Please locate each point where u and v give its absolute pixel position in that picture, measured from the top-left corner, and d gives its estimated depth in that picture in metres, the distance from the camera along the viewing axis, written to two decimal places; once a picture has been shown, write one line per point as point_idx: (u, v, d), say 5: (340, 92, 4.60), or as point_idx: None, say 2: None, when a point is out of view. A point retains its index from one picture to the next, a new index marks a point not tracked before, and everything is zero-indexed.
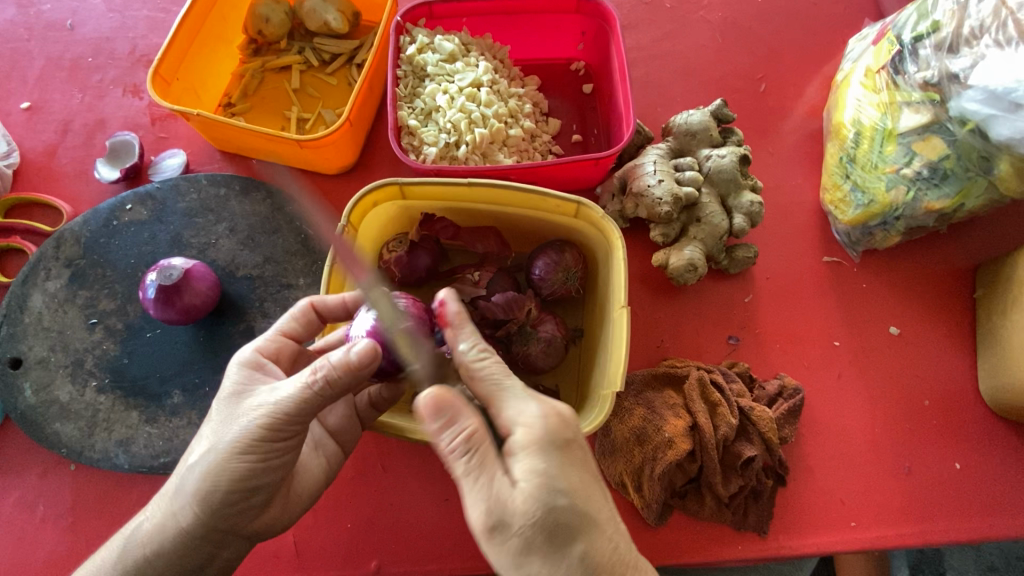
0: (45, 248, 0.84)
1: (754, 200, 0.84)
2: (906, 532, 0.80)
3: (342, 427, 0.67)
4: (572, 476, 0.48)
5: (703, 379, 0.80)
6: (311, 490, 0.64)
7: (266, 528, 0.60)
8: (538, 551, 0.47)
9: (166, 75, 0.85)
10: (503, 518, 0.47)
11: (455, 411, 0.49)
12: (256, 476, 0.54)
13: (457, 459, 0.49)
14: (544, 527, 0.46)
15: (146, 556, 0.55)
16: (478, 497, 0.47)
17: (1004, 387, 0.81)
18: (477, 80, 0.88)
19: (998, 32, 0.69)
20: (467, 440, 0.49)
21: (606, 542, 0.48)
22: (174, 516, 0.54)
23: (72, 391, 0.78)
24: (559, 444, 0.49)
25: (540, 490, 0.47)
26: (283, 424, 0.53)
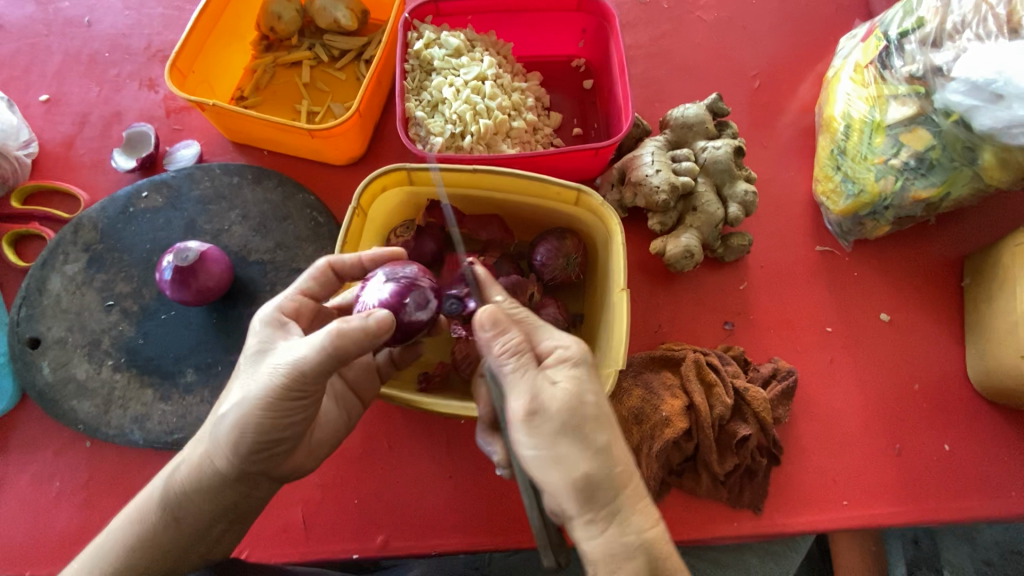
0: (63, 233, 0.87)
1: (748, 189, 0.87)
2: (897, 511, 0.82)
3: (361, 380, 0.71)
4: (600, 385, 0.55)
5: (699, 360, 0.83)
6: (332, 438, 0.69)
7: (292, 470, 0.65)
8: (570, 435, 0.51)
9: (182, 68, 0.89)
10: (541, 404, 0.52)
11: (507, 321, 0.56)
12: (280, 427, 0.57)
13: (505, 359, 0.55)
14: (576, 415, 0.52)
15: (186, 495, 0.58)
16: (523, 386, 0.53)
17: (992, 370, 0.84)
18: (482, 74, 0.92)
19: (978, 27, 0.73)
20: (518, 344, 0.55)
21: (623, 439, 0.54)
22: (210, 459, 0.58)
23: (89, 369, 0.81)
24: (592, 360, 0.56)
25: (575, 384, 0.53)
26: (303, 382, 0.55)
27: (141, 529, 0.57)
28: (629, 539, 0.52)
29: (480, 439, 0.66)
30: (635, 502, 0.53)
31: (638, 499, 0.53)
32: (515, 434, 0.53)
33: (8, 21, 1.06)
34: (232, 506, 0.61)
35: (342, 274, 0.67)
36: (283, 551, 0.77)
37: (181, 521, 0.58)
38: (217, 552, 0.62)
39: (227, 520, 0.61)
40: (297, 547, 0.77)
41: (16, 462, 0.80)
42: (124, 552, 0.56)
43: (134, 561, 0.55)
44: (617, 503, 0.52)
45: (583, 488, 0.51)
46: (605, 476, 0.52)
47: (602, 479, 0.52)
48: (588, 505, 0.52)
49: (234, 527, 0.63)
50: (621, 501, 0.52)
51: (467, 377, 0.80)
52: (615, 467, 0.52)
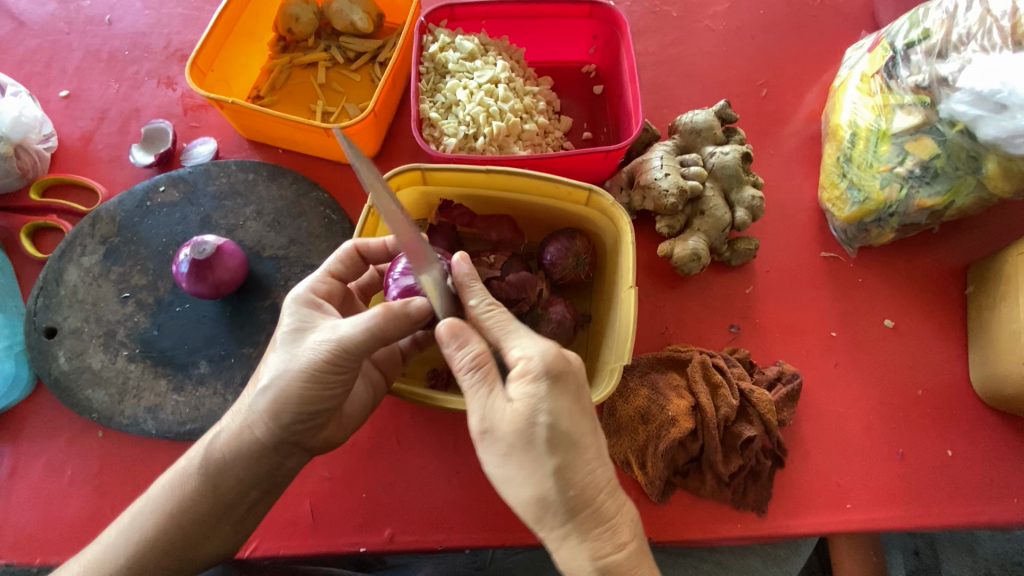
0: (82, 226, 0.88)
1: (755, 194, 0.88)
2: (899, 515, 0.83)
3: (385, 357, 0.73)
4: (558, 403, 0.52)
5: (705, 362, 0.84)
6: (361, 413, 0.71)
7: (322, 443, 0.68)
8: (517, 455, 0.52)
9: (202, 66, 0.90)
10: (491, 424, 0.53)
11: (466, 335, 0.56)
12: (320, 399, 0.61)
13: (464, 375, 0.56)
14: (522, 439, 0.51)
15: (226, 461, 0.61)
16: (475, 405, 0.54)
17: (995, 377, 0.85)
18: (495, 78, 0.94)
19: (983, 39, 0.75)
20: (474, 360, 0.55)
21: (579, 462, 0.52)
22: (251, 427, 0.61)
23: (104, 359, 0.82)
24: (552, 375, 0.52)
25: (525, 406, 0.51)
26: (344, 358, 0.59)
27: (180, 492, 0.60)
28: (579, 561, 0.53)
29: None
30: (586, 525, 0.53)
31: (594, 520, 0.53)
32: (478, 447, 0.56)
33: (31, 18, 1.09)
34: (266, 476, 0.64)
35: (369, 257, 0.69)
36: (290, 543, 0.78)
37: (219, 487, 0.61)
38: (249, 522, 0.66)
39: (260, 490, 0.65)
40: (304, 540, 0.78)
41: (30, 449, 0.81)
42: (163, 512, 0.60)
43: (173, 521, 0.60)
44: (567, 526, 0.53)
45: (533, 506, 0.53)
46: (553, 498, 0.52)
47: (551, 502, 0.52)
48: (541, 522, 0.54)
49: (267, 497, 0.66)
50: (572, 524, 0.53)
51: None
52: (568, 491, 0.52)
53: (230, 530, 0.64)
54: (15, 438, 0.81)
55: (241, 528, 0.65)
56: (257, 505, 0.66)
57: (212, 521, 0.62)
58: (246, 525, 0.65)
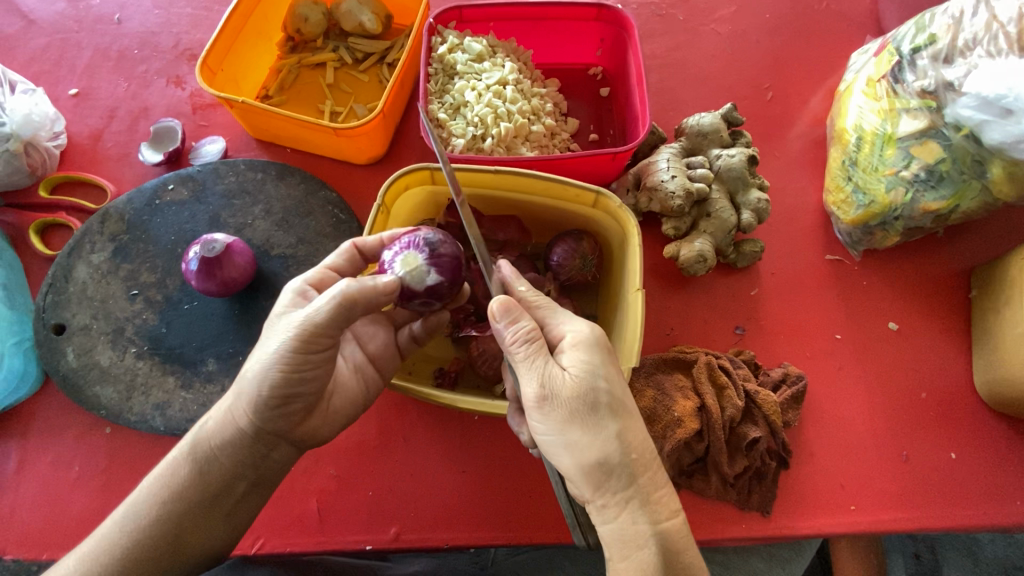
0: (91, 224, 0.89)
1: (761, 197, 0.89)
2: (903, 516, 0.83)
3: (381, 353, 0.73)
4: (611, 371, 0.58)
5: (710, 363, 0.84)
6: (349, 409, 0.70)
7: (308, 434, 0.66)
8: (581, 419, 0.55)
9: (212, 66, 0.91)
10: (553, 390, 0.56)
11: (518, 312, 0.59)
12: (295, 381, 0.60)
13: (516, 348, 0.58)
14: (586, 402, 0.55)
15: (212, 449, 0.62)
16: (535, 372, 0.56)
17: (998, 380, 0.85)
18: (503, 79, 0.94)
19: (989, 44, 0.76)
20: (528, 334, 0.58)
21: (636, 426, 0.57)
22: (234, 412, 0.61)
23: (112, 356, 0.83)
24: (605, 346, 0.58)
25: (586, 372, 0.56)
26: (313, 337, 0.58)
27: (171, 481, 0.60)
28: (641, 527, 0.55)
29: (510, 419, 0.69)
30: (646, 488, 0.56)
31: (651, 486, 0.57)
32: (531, 417, 0.57)
33: (41, 16, 1.09)
34: (252, 466, 0.63)
35: (367, 254, 0.70)
36: (297, 540, 0.78)
37: (206, 477, 0.61)
38: (240, 516, 0.64)
39: (248, 482, 0.64)
40: (311, 537, 0.78)
41: (38, 446, 0.81)
42: (154, 501, 0.59)
43: (163, 511, 0.59)
44: (629, 490, 0.56)
45: (595, 471, 0.55)
46: (617, 460, 0.55)
47: (614, 464, 0.55)
48: (601, 488, 0.56)
49: (256, 490, 0.65)
50: (633, 488, 0.56)
51: (481, 375, 0.82)
52: (630, 453, 0.56)
53: (219, 523, 0.62)
54: (23, 434, 0.82)
55: (233, 522, 0.64)
56: (248, 498, 0.65)
57: (196, 513, 0.61)
58: (238, 519, 0.64)
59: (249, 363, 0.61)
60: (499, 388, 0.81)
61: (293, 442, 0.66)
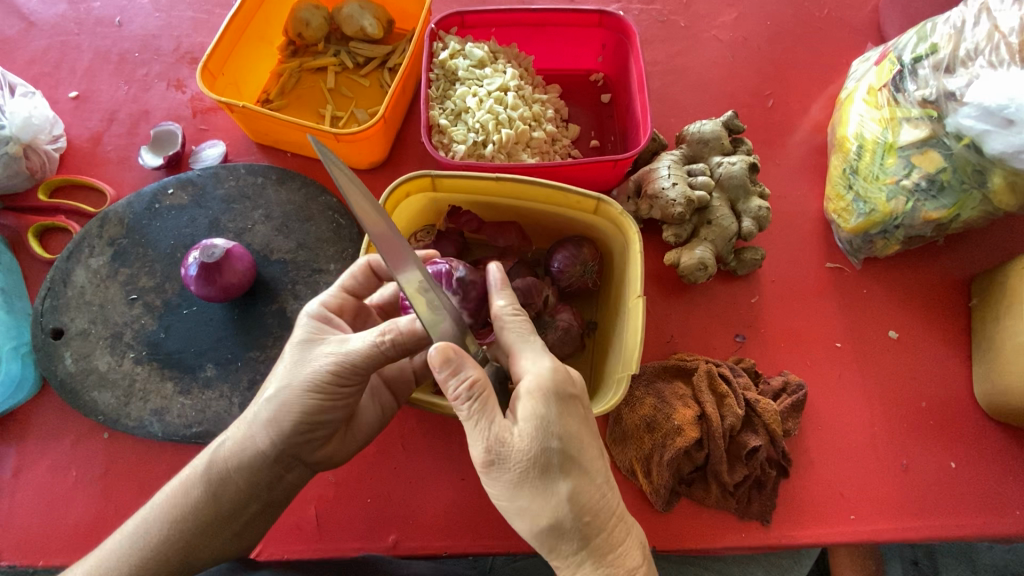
0: (89, 227, 0.89)
1: (762, 205, 0.89)
2: (902, 525, 0.83)
3: (396, 376, 0.73)
4: (566, 423, 0.53)
5: (711, 371, 0.84)
6: (367, 434, 0.71)
7: (325, 458, 0.67)
8: (530, 483, 0.52)
9: (213, 70, 0.91)
10: (500, 453, 0.52)
11: (461, 360, 0.52)
12: (327, 410, 0.61)
13: (461, 403, 0.54)
14: (535, 464, 0.52)
15: (227, 471, 0.61)
16: (480, 436, 0.52)
17: (999, 390, 0.85)
18: (504, 85, 0.94)
19: (991, 54, 0.75)
20: (472, 389, 0.53)
21: (591, 484, 0.54)
22: (255, 436, 0.61)
23: (111, 360, 0.82)
24: (560, 395, 0.54)
25: (538, 430, 0.52)
26: (349, 372, 0.59)
27: (183, 501, 0.60)
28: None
29: None
30: (601, 549, 0.54)
31: (607, 545, 0.54)
32: (481, 479, 0.55)
33: (41, 19, 1.09)
34: (266, 489, 0.63)
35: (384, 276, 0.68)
36: (295, 547, 0.78)
37: (219, 498, 0.60)
38: (249, 535, 0.65)
39: (260, 504, 0.63)
40: (308, 544, 0.78)
41: (34, 451, 0.81)
42: (166, 521, 0.59)
43: (174, 532, 0.59)
44: (582, 552, 0.54)
45: (547, 535, 0.53)
46: (568, 524, 0.53)
47: (565, 527, 0.53)
48: (554, 550, 0.54)
49: (266, 512, 0.65)
50: (586, 550, 0.54)
51: None
52: (582, 515, 0.53)
53: (227, 542, 0.62)
54: (21, 438, 0.81)
55: (241, 540, 0.64)
56: (258, 517, 0.65)
57: (208, 533, 0.61)
58: (247, 537, 0.64)
59: (270, 387, 0.61)
60: None
61: (310, 466, 0.66)
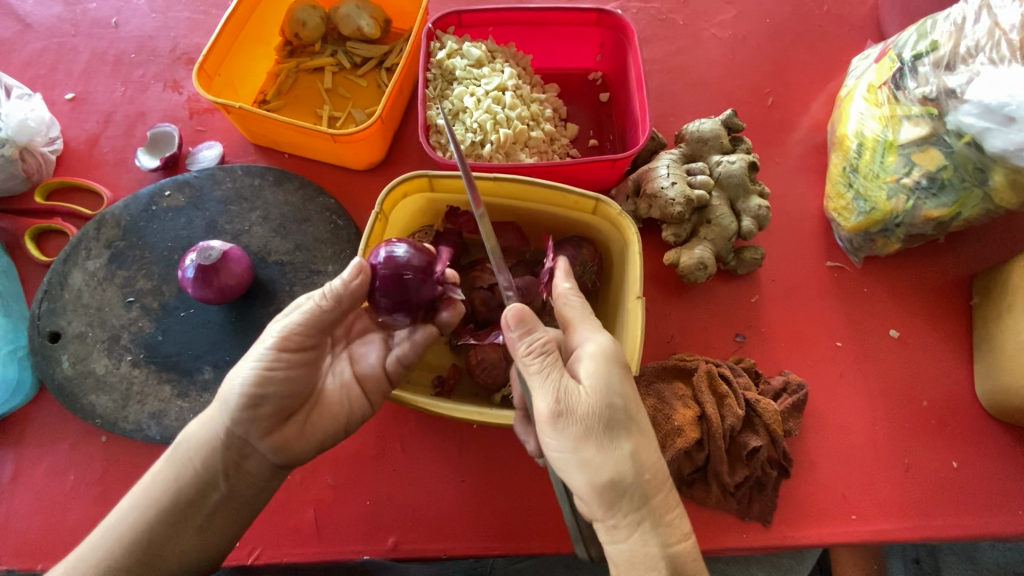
0: (87, 229, 0.88)
1: (762, 204, 0.88)
2: (904, 525, 0.83)
3: (370, 374, 0.70)
4: (626, 386, 0.57)
5: (711, 372, 0.84)
6: (330, 427, 0.68)
7: (281, 446, 0.65)
8: (596, 436, 0.55)
9: (209, 71, 0.90)
10: (569, 405, 0.54)
11: (533, 323, 0.58)
12: (269, 382, 0.61)
13: (532, 359, 0.57)
14: (602, 418, 0.55)
15: (189, 452, 0.62)
16: (550, 387, 0.55)
17: (1001, 389, 0.85)
18: (502, 85, 0.93)
19: (992, 51, 0.75)
20: (545, 345, 0.57)
21: (648, 445, 0.57)
22: (213, 419, 0.62)
23: (108, 363, 0.82)
24: (621, 363, 0.58)
25: (603, 387, 0.56)
26: (292, 337, 0.63)
27: (150, 486, 0.61)
28: (652, 550, 0.55)
29: (515, 427, 0.68)
30: (658, 512, 0.56)
31: (664, 506, 0.56)
32: (543, 433, 0.56)
33: (37, 20, 1.08)
34: (222, 473, 0.62)
35: None
36: (295, 550, 0.77)
37: (178, 484, 0.61)
38: (214, 532, 0.63)
39: (220, 492, 0.63)
40: (308, 548, 0.78)
41: (32, 454, 0.81)
42: (132, 506, 0.60)
43: (137, 517, 0.59)
44: (641, 511, 0.55)
45: (608, 491, 0.54)
46: (629, 481, 0.55)
47: (626, 483, 0.55)
48: (613, 508, 0.55)
49: (227, 503, 0.63)
50: (646, 509, 0.55)
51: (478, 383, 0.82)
52: (643, 473, 0.55)
53: (191, 537, 0.61)
54: (18, 442, 0.81)
55: (208, 535, 0.62)
56: (222, 509, 0.63)
57: (166, 523, 0.60)
58: (213, 534, 0.63)
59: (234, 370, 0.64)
60: (495, 398, 0.81)
61: (266, 453, 0.64)
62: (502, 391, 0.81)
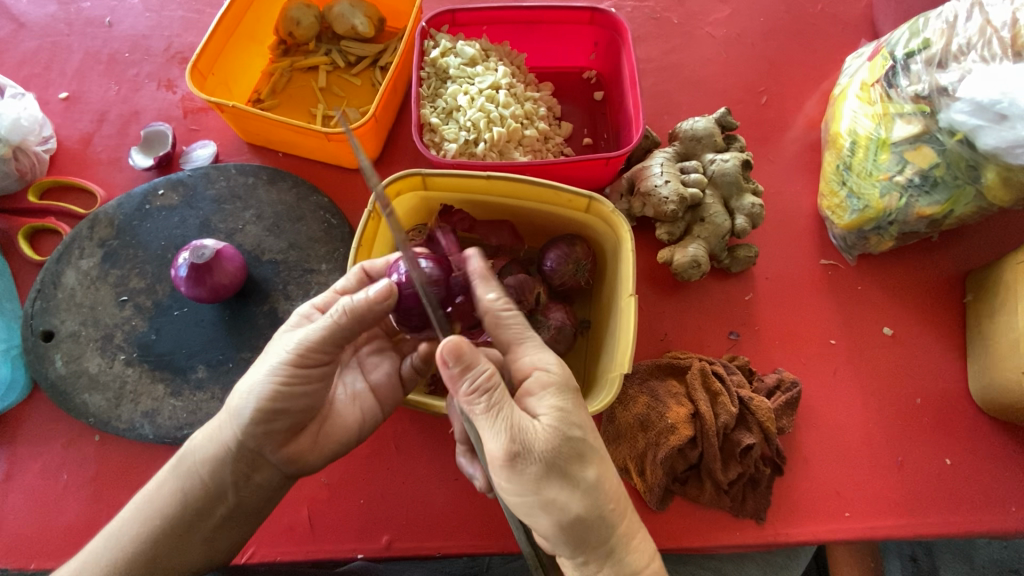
0: (80, 229, 0.88)
1: (755, 202, 0.88)
2: (897, 522, 0.83)
3: (383, 384, 0.71)
4: (579, 413, 0.56)
5: (704, 370, 0.84)
6: (341, 439, 0.69)
7: (293, 459, 0.65)
8: (558, 473, 0.53)
9: (203, 70, 0.90)
10: (527, 444, 0.52)
11: (473, 358, 0.53)
12: (285, 396, 0.60)
13: (477, 399, 0.53)
14: (561, 454, 0.53)
15: (194, 468, 0.61)
16: (501, 428, 0.52)
17: (993, 386, 0.85)
18: (496, 83, 0.93)
19: (983, 49, 0.76)
20: (489, 382, 0.53)
21: (609, 473, 0.56)
22: (222, 433, 0.61)
23: (101, 362, 0.82)
24: (570, 387, 0.58)
25: (560, 419, 0.54)
26: (307, 355, 0.60)
27: (154, 499, 0.61)
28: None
29: (457, 457, 0.66)
30: (624, 538, 0.56)
31: (630, 531, 0.57)
32: (500, 476, 0.53)
33: (30, 19, 1.08)
34: (231, 488, 0.62)
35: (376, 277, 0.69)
36: (288, 549, 0.77)
37: (186, 498, 0.61)
38: (220, 541, 0.64)
39: (228, 506, 0.63)
40: (302, 546, 0.78)
41: (25, 454, 0.80)
42: (137, 518, 0.60)
43: (144, 528, 0.60)
44: (609, 542, 0.55)
45: (574, 529, 0.53)
46: (595, 515, 0.54)
47: (592, 517, 0.54)
48: (581, 544, 0.54)
49: (234, 515, 0.64)
50: (613, 539, 0.55)
51: None
52: (608, 505, 0.55)
53: (197, 548, 0.62)
54: (11, 441, 0.81)
55: (213, 545, 0.63)
56: (229, 520, 0.64)
57: (174, 536, 0.60)
58: (218, 543, 0.64)
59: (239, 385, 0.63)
60: None
61: (278, 465, 0.64)
62: None
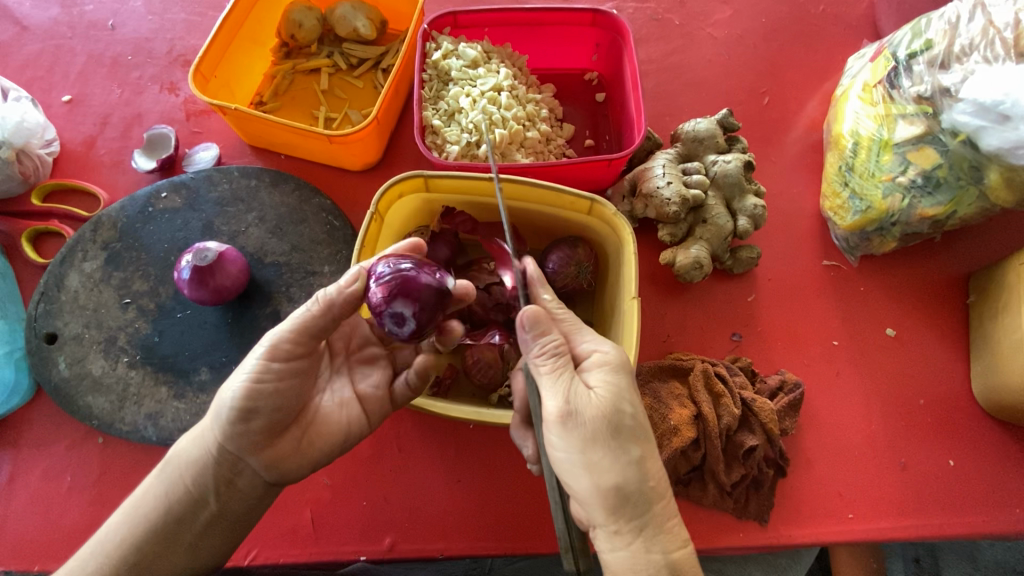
0: (82, 231, 0.88)
1: (757, 203, 0.88)
2: (900, 524, 0.83)
3: (371, 394, 0.71)
4: (632, 394, 0.58)
5: (707, 371, 0.83)
6: (325, 447, 0.68)
7: (273, 463, 0.64)
8: (603, 440, 0.55)
9: (205, 73, 0.90)
10: (578, 408, 0.55)
11: (546, 326, 0.60)
12: (261, 394, 0.61)
13: (544, 360, 0.58)
14: (610, 423, 0.55)
15: (179, 470, 0.62)
16: (560, 388, 0.56)
17: (997, 387, 0.84)
18: (498, 85, 0.94)
19: (986, 50, 0.76)
20: (557, 348, 0.59)
21: (653, 453, 0.57)
22: (204, 435, 0.63)
23: (105, 364, 0.82)
24: (627, 371, 0.60)
25: (612, 393, 0.57)
26: (283, 351, 0.62)
27: (141, 501, 0.62)
28: (654, 557, 0.55)
29: (514, 432, 0.69)
30: (661, 518, 0.56)
31: (665, 514, 0.56)
32: (550, 433, 0.56)
33: (33, 23, 1.09)
34: (212, 491, 0.62)
35: None
36: (291, 551, 0.77)
37: (169, 501, 0.61)
38: (204, 548, 0.63)
39: (210, 512, 0.63)
40: (305, 548, 0.78)
41: (29, 456, 0.81)
42: (123, 519, 0.61)
43: (128, 530, 0.60)
44: (644, 518, 0.55)
45: (613, 496, 0.54)
46: (635, 487, 0.55)
47: (632, 489, 0.55)
48: (616, 513, 0.55)
49: (218, 522, 0.63)
50: (648, 516, 0.55)
51: (475, 384, 0.82)
52: (648, 480, 0.56)
53: (179, 555, 0.61)
54: (15, 443, 0.81)
55: (197, 552, 0.62)
56: (212, 528, 0.63)
57: (156, 541, 0.60)
58: (203, 551, 0.63)
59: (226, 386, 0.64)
60: (491, 397, 0.81)
61: (259, 469, 0.64)
62: (500, 391, 0.81)
